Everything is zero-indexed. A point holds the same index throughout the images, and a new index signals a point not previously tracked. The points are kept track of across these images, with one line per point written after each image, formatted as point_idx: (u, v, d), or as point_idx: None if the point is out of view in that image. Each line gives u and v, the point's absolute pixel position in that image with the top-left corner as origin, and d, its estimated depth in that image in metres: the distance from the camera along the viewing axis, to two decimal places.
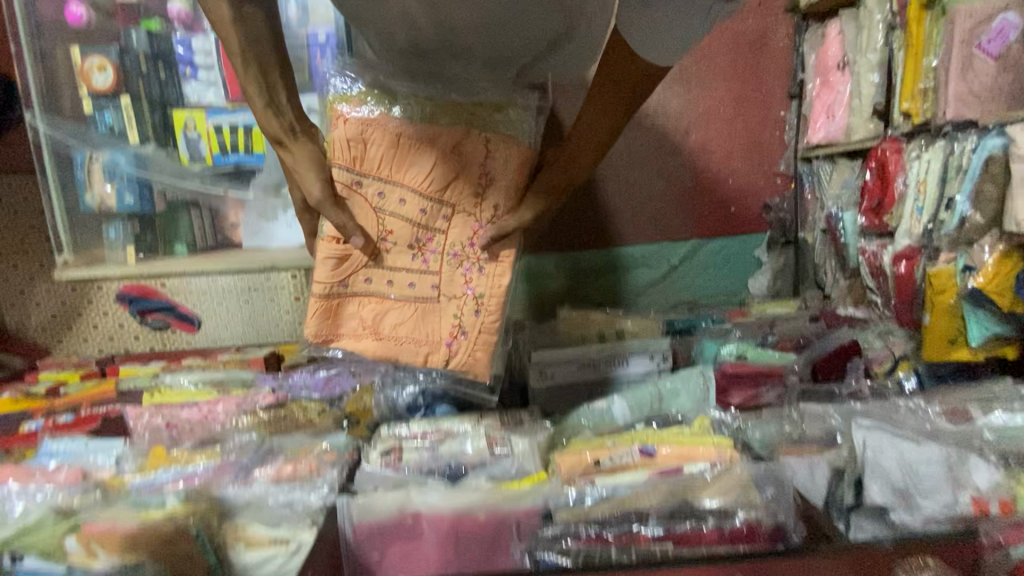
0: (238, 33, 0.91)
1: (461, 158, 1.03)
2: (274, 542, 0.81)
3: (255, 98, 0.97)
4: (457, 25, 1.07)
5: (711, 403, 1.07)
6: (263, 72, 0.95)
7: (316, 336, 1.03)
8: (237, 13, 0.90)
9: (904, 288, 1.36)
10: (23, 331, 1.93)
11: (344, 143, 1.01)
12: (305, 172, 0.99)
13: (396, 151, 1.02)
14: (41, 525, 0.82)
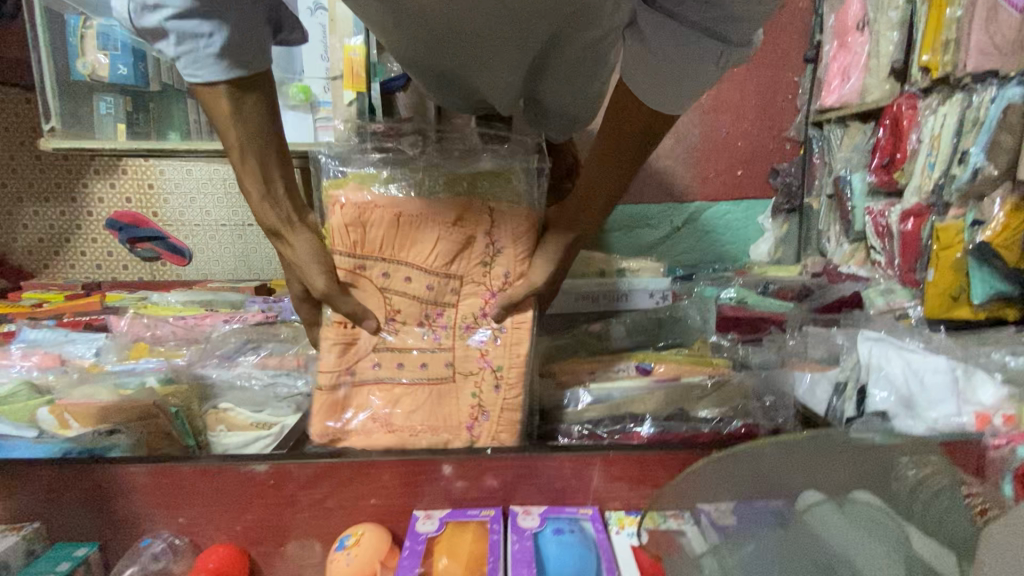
0: (237, 128, 0.66)
1: (464, 230, 0.77)
2: (258, 426, 0.78)
3: (249, 190, 0.69)
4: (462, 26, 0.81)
5: (710, 329, 1.05)
6: (259, 145, 0.67)
7: (320, 441, 0.73)
8: (236, 85, 0.64)
9: (910, 245, 1.35)
10: (9, 253, 1.87)
11: (341, 224, 0.74)
12: (299, 257, 0.71)
13: (395, 221, 0.75)
14: (14, 397, 0.79)
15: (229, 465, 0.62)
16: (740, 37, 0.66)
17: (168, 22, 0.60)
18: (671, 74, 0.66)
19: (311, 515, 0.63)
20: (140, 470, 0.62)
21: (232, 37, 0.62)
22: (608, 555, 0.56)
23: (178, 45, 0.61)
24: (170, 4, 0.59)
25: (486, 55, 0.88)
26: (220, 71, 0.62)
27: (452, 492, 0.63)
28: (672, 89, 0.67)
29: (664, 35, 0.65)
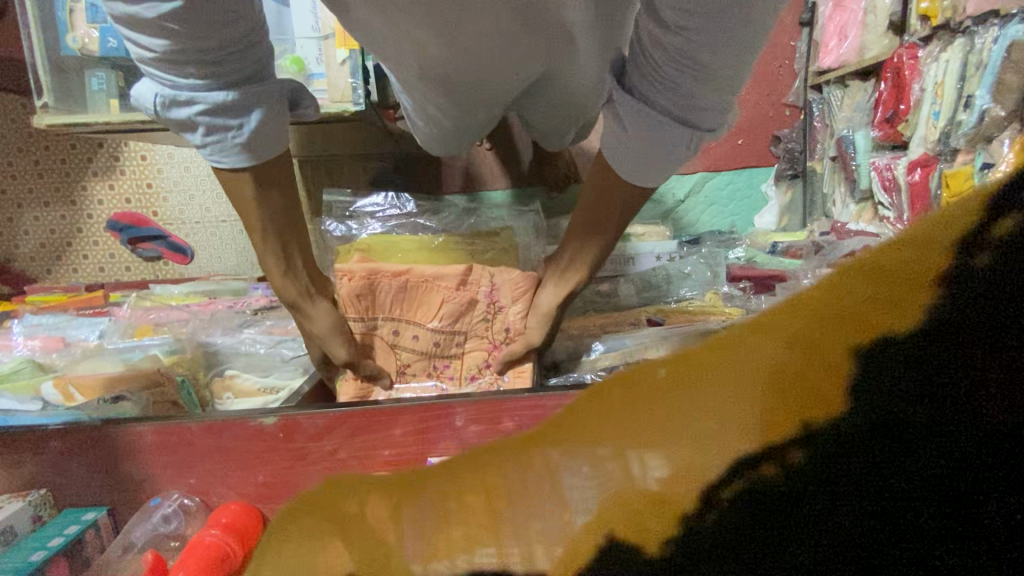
0: (260, 212, 0.64)
1: (467, 292, 0.77)
2: (265, 391, 0.77)
3: (270, 266, 0.68)
4: (458, 52, 0.83)
5: (721, 283, 1.03)
6: (279, 232, 0.66)
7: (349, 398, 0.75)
8: (260, 175, 0.62)
9: (918, 196, 1.30)
10: (13, 260, 1.87)
11: (351, 295, 0.76)
12: (319, 332, 0.71)
13: (402, 287, 0.77)
14: (18, 374, 0.78)
15: (237, 420, 0.60)
16: (712, 123, 0.61)
17: (200, 117, 0.57)
18: (642, 154, 0.61)
19: (323, 469, 0.61)
20: (147, 429, 0.61)
21: (262, 128, 0.59)
22: None
23: (206, 136, 0.59)
24: (204, 99, 0.57)
25: (488, 89, 0.95)
26: (242, 159, 0.60)
27: (468, 436, 0.61)
28: (644, 168, 0.62)
29: (638, 116, 0.60)
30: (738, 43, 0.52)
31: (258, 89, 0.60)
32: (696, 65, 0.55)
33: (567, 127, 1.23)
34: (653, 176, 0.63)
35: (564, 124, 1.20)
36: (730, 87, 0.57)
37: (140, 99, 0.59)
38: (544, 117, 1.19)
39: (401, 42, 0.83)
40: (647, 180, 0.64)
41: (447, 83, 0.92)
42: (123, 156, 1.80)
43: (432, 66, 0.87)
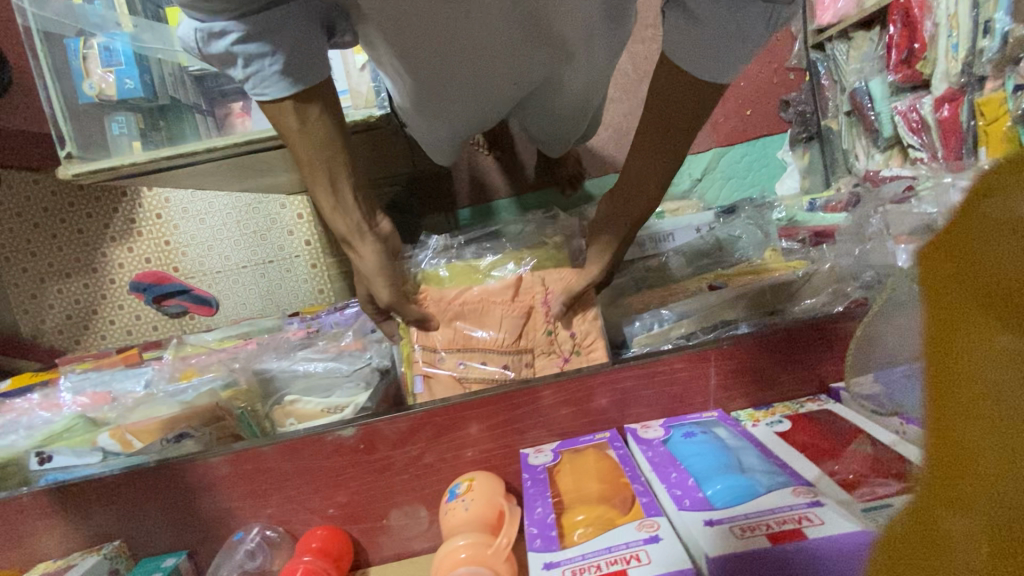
0: (305, 143, 0.58)
1: (524, 302, 0.71)
2: (329, 410, 0.73)
3: (321, 202, 0.63)
4: (462, 71, 0.80)
5: (773, 240, 0.98)
6: (321, 159, 0.59)
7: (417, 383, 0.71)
8: (301, 99, 0.57)
9: (950, 130, 1.26)
10: (41, 335, 1.85)
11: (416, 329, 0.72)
12: (367, 271, 0.66)
13: (458, 312, 0.71)
14: (73, 431, 0.75)
15: (315, 436, 0.56)
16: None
17: (235, 47, 0.53)
18: (714, 49, 0.54)
19: (410, 477, 0.57)
20: (221, 460, 0.57)
21: (296, 51, 0.55)
22: (753, 442, 0.49)
23: (246, 67, 0.54)
24: (235, 29, 0.52)
25: (487, 92, 0.87)
26: (286, 88, 0.55)
27: (560, 421, 0.57)
28: (717, 65, 0.55)
29: (711, 1, 0.53)
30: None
31: (286, 9, 0.53)
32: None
33: (563, 135, 1.13)
34: (728, 70, 0.56)
35: (567, 130, 1.09)
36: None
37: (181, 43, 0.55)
38: (540, 126, 1.09)
39: (399, 50, 0.74)
40: (723, 75, 0.57)
41: (446, 91, 0.84)
42: (140, 218, 1.80)
43: (433, 71, 0.79)
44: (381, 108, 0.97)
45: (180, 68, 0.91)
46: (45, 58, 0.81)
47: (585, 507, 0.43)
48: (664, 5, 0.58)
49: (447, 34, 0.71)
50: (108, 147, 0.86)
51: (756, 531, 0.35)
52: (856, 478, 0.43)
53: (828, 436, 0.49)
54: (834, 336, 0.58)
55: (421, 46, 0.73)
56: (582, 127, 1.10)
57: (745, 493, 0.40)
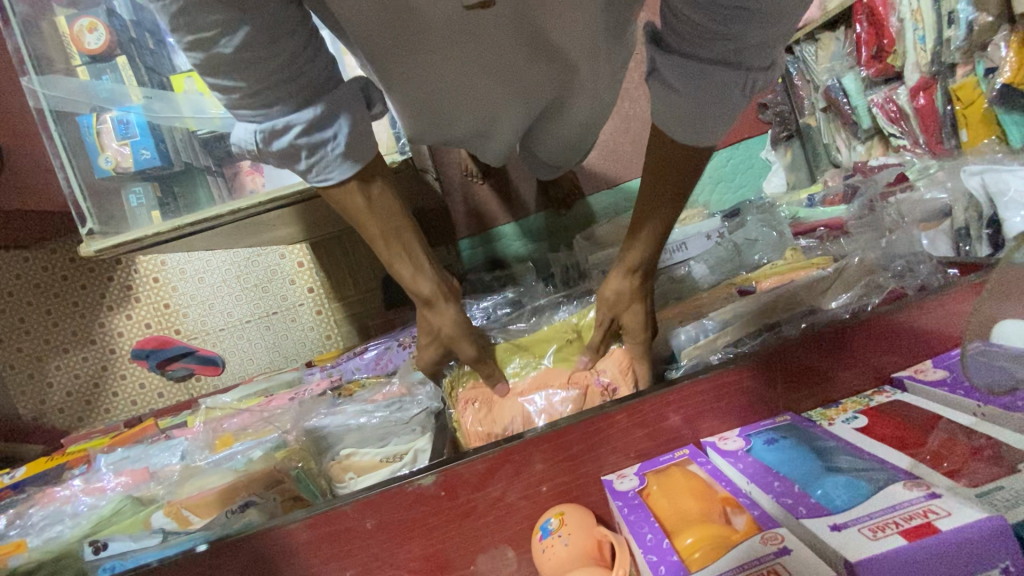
0: (377, 218, 0.59)
1: (580, 385, 0.70)
2: (389, 460, 0.72)
3: (401, 273, 0.63)
4: (473, 102, 0.80)
5: (789, 240, 1.00)
6: (390, 230, 0.60)
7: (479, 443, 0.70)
8: (365, 177, 0.58)
9: (929, 118, 1.32)
10: (42, 417, 1.76)
11: (474, 425, 0.71)
12: (445, 330, 0.67)
13: (516, 404, 0.71)
14: (121, 515, 0.72)
15: (393, 488, 0.55)
16: (763, 60, 0.53)
17: (299, 140, 0.53)
18: (693, 115, 0.55)
19: (494, 519, 0.57)
20: (302, 525, 0.55)
21: (355, 131, 0.55)
22: (836, 439, 0.50)
23: (309, 157, 0.54)
24: (298, 120, 0.52)
25: (493, 116, 0.85)
26: (348, 168, 0.56)
27: (637, 443, 0.57)
28: (701, 129, 0.56)
29: (690, 76, 0.53)
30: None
31: (337, 96, 0.54)
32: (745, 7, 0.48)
33: (572, 154, 1.11)
34: (714, 132, 0.56)
35: (571, 152, 1.09)
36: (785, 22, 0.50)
37: (239, 145, 0.56)
38: (547, 152, 1.08)
39: (411, 84, 0.75)
40: (713, 137, 0.57)
41: (452, 113, 0.82)
42: (137, 284, 1.77)
43: (436, 91, 0.77)
44: (402, 154, 0.99)
45: (189, 134, 0.91)
46: (59, 137, 0.81)
47: (693, 529, 0.44)
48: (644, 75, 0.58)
49: (450, 55, 0.70)
50: (127, 220, 0.85)
51: (888, 531, 0.36)
52: (951, 464, 0.44)
53: (907, 426, 0.50)
54: (884, 327, 0.59)
55: (422, 66, 0.72)
56: (586, 147, 1.09)
57: (859, 495, 0.41)
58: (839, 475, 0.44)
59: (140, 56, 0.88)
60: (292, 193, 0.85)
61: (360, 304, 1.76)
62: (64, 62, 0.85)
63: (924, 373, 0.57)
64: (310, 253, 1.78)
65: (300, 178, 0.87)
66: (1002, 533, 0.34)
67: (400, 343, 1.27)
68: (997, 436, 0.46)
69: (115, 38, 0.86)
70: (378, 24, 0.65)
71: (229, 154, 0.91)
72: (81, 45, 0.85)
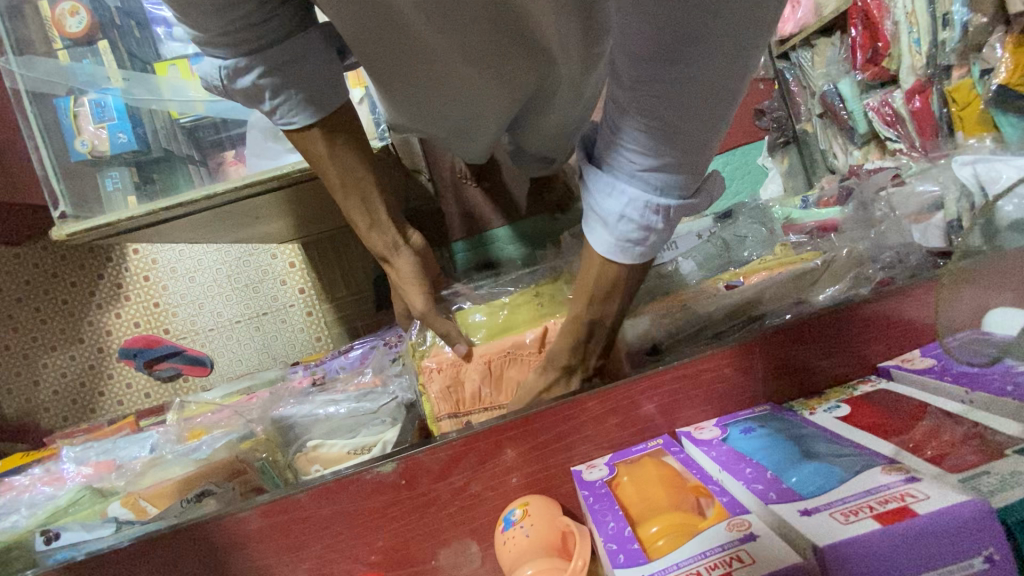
0: (337, 166, 0.61)
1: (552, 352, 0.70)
2: (356, 452, 0.68)
3: (357, 223, 0.67)
4: (457, 90, 0.78)
5: (780, 237, 0.98)
6: (352, 183, 0.63)
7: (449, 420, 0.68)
8: (328, 126, 0.59)
9: (925, 120, 1.30)
10: (25, 416, 1.72)
11: (441, 388, 0.69)
12: (404, 280, 0.72)
13: (483, 364, 0.69)
14: (79, 506, 0.70)
15: (351, 476, 0.52)
16: (690, 181, 0.49)
17: (262, 81, 0.54)
18: (619, 234, 0.52)
19: (456, 511, 0.54)
20: (253, 513, 0.53)
21: (316, 79, 0.56)
22: (816, 428, 0.48)
23: (272, 99, 0.55)
24: (262, 61, 0.53)
25: (476, 105, 0.83)
26: (311, 114, 0.57)
27: (608, 433, 0.54)
28: (631, 243, 0.53)
29: (607, 193, 0.51)
30: (704, 99, 0.41)
31: (305, 39, 0.54)
32: (656, 129, 0.44)
33: (559, 147, 1.10)
34: (647, 250, 0.54)
35: (558, 145, 1.07)
36: (712, 149, 0.46)
37: (204, 80, 0.56)
38: (534, 144, 1.07)
39: (390, 70, 0.74)
40: (648, 255, 0.55)
41: (433, 101, 0.81)
42: (127, 282, 1.75)
43: (414, 78, 0.75)
44: (382, 140, 0.98)
45: (171, 121, 0.90)
46: (35, 119, 0.80)
47: (658, 517, 0.41)
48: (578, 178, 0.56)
49: (429, 47, 0.68)
50: (101, 204, 0.83)
51: (861, 515, 0.33)
52: (936, 451, 0.41)
53: (891, 415, 0.47)
54: (874, 314, 0.56)
55: (401, 54, 0.71)
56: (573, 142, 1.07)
57: (832, 479, 0.38)
58: (814, 462, 0.41)
59: (122, 41, 0.87)
60: (269, 179, 0.83)
61: (351, 305, 1.74)
62: (43, 44, 0.84)
63: (912, 361, 0.55)
64: (301, 253, 1.77)
65: (285, 164, 0.85)
66: (984, 519, 0.32)
67: (385, 341, 1.25)
68: (985, 422, 0.43)
69: (98, 21, 0.86)
70: (353, 11, 0.64)
71: (216, 144, 0.92)
72: (62, 29, 0.84)
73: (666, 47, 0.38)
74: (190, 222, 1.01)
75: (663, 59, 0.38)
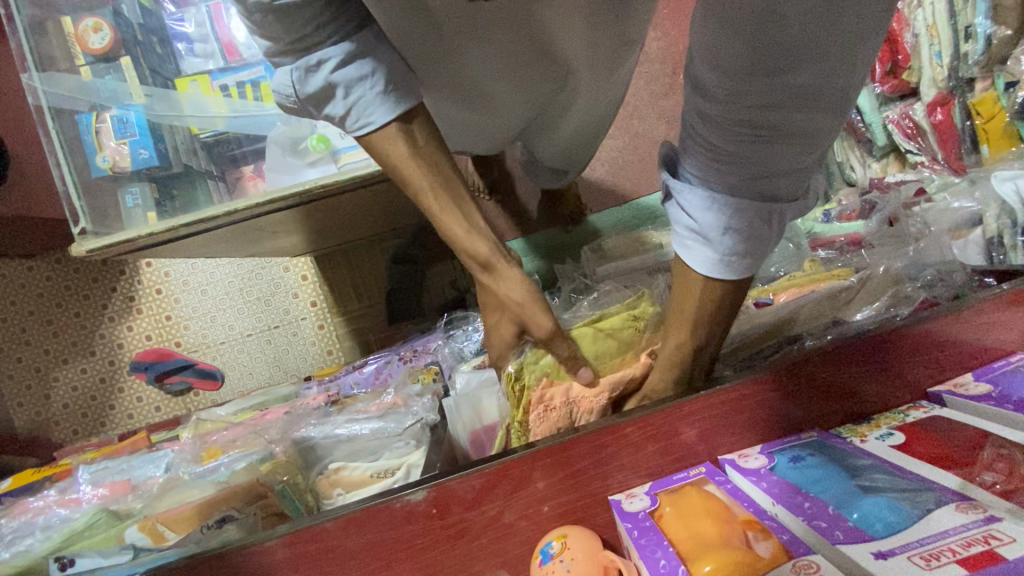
0: (423, 170, 0.55)
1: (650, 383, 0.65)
2: (379, 476, 0.67)
3: (452, 230, 0.56)
4: (485, 100, 0.77)
5: (806, 253, 0.95)
6: (442, 186, 0.55)
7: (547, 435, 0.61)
8: (406, 122, 0.54)
9: (947, 133, 1.24)
10: (34, 431, 1.70)
11: (552, 427, 0.61)
12: (518, 296, 0.58)
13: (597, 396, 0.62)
14: (95, 530, 0.68)
15: (381, 504, 0.50)
16: (791, 188, 0.49)
17: (334, 76, 0.52)
18: (724, 250, 0.51)
19: (490, 541, 0.52)
20: (278, 543, 0.50)
21: (390, 76, 0.53)
22: (871, 457, 0.45)
23: (346, 97, 0.53)
24: (332, 55, 0.52)
25: (499, 114, 0.82)
26: (391, 109, 0.53)
27: (647, 460, 0.52)
28: (735, 257, 0.52)
29: (707, 209, 0.51)
30: (810, 95, 0.41)
31: (371, 38, 0.54)
32: (762, 136, 0.44)
33: (577, 160, 1.08)
34: (752, 264, 0.53)
35: (578, 157, 1.06)
36: (814, 149, 0.46)
37: (280, 93, 0.56)
38: (550, 159, 1.06)
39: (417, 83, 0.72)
40: (751, 270, 0.53)
41: (459, 114, 0.80)
42: (140, 295, 1.75)
43: (440, 90, 0.74)
44: None
45: (191, 137, 0.89)
46: (57, 133, 0.81)
47: (712, 555, 0.39)
48: (662, 201, 0.56)
49: (465, 68, 0.69)
50: (121, 219, 0.82)
51: (942, 560, 0.31)
52: (1008, 484, 0.39)
53: (951, 445, 0.45)
54: (924, 337, 0.54)
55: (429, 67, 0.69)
56: (591, 152, 1.06)
57: (900, 518, 0.36)
58: (877, 495, 0.39)
59: (144, 57, 0.87)
60: (288, 195, 0.82)
61: (362, 319, 1.72)
62: (66, 61, 0.85)
63: (965, 387, 0.52)
64: (314, 266, 1.76)
65: (302, 181, 0.84)
66: None
67: (400, 357, 1.23)
68: None
69: (120, 38, 0.86)
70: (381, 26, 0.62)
71: (233, 160, 0.91)
72: (85, 45, 0.85)
73: (768, 51, 0.39)
74: (207, 238, 1.00)
75: (764, 62, 0.39)
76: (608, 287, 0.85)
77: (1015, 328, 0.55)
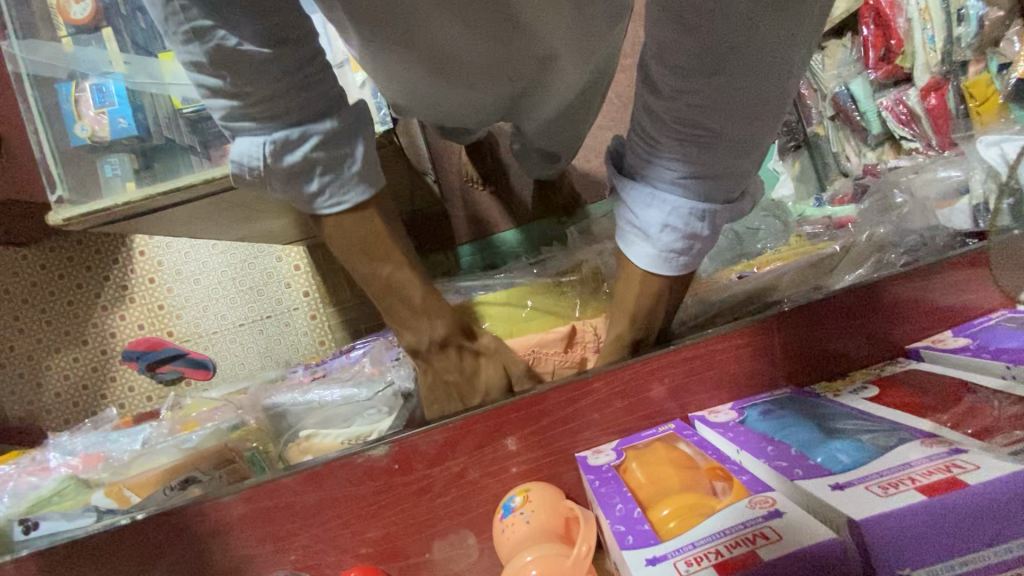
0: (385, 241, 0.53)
1: (575, 354, 0.70)
2: (350, 441, 0.65)
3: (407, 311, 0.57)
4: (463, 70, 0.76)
5: (793, 230, 0.94)
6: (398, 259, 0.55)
7: None
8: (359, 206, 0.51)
9: (940, 118, 1.21)
10: (27, 419, 1.70)
11: None
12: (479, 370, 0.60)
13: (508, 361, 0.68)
14: (63, 496, 0.67)
15: (342, 459, 0.49)
16: (728, 193, 0.48)
17: (316, 152, 0.46)
18: (662, 246, 0.50)
19: (454, 499, 0.50)
20: (236, 499, 0.49)
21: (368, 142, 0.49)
22: (842, 407, 0.44)
23: (324, 174, 0.47)
24: (316, 132, 0.45)
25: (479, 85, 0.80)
26: (365, 188, 0.50)
27: (616, 418, 0.51)
28: (674, 254, 0.51)
29: (645, 203, 0.50)
30: (753, 95, 0.40)
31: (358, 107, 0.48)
32: (700, 131, 0.43)
33: (564, 142, 1.07)
34: (690, 261, 0.52)
35: (565, 138, 1.04)
36: (752, 151, 0.45)
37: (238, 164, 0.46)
38: (538, 140, 1.03)
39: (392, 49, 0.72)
40: (690, 266, 0.53)
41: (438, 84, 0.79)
42: (132, 283, 1.73)
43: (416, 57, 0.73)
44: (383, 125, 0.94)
45: (174, 111, 0.86)
46: (35, 100, 0.80)
47: (670, 499, 0.38)
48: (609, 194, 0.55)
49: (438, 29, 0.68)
50: (99, 189, 0.82)
51: (901, 488, 0.30)
52: (977, 427, 0.38)
53: (923, 395, 0.44)
54: (904, 294, 0.52)
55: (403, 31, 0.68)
56: (577, 134, 1.05)
57: (864, 455, 0.35)
58: (845, 438, 0.37)
59: (126, 28, 0.87)
60: None
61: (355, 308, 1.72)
62: (48, 31, 0.85)
63: (943, 342, 0.51)
64: (307, 255, 1.74)
65: None
66: None
67: None
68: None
69: (101, 8, 0.87)
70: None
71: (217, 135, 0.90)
72: (67, 17, 0.86)
73: (714, 46, 0.37)
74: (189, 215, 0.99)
75: (707, 57, 0.38)
76: (589, 260, 0.84)
77: (996, 285, 0.53)
